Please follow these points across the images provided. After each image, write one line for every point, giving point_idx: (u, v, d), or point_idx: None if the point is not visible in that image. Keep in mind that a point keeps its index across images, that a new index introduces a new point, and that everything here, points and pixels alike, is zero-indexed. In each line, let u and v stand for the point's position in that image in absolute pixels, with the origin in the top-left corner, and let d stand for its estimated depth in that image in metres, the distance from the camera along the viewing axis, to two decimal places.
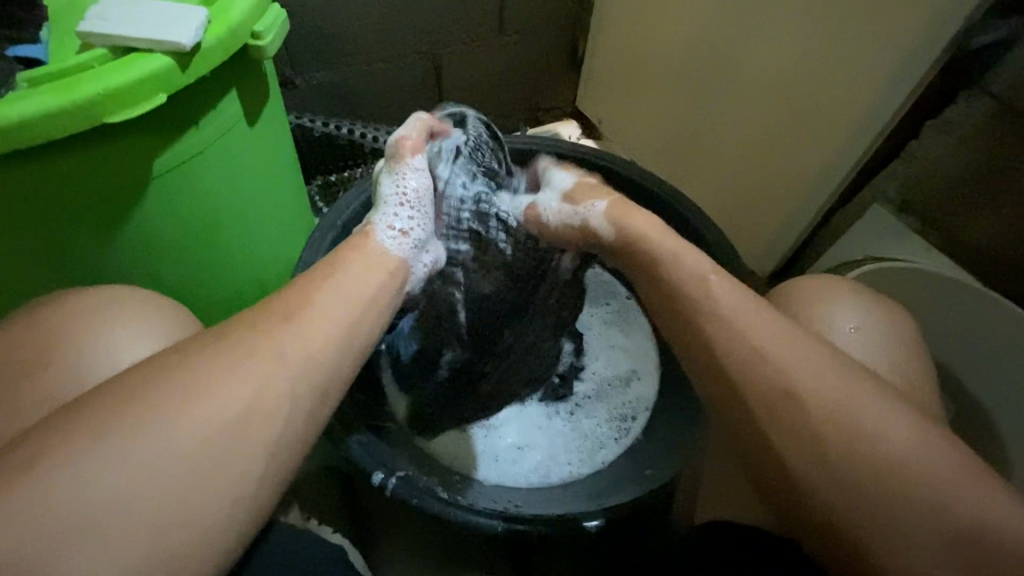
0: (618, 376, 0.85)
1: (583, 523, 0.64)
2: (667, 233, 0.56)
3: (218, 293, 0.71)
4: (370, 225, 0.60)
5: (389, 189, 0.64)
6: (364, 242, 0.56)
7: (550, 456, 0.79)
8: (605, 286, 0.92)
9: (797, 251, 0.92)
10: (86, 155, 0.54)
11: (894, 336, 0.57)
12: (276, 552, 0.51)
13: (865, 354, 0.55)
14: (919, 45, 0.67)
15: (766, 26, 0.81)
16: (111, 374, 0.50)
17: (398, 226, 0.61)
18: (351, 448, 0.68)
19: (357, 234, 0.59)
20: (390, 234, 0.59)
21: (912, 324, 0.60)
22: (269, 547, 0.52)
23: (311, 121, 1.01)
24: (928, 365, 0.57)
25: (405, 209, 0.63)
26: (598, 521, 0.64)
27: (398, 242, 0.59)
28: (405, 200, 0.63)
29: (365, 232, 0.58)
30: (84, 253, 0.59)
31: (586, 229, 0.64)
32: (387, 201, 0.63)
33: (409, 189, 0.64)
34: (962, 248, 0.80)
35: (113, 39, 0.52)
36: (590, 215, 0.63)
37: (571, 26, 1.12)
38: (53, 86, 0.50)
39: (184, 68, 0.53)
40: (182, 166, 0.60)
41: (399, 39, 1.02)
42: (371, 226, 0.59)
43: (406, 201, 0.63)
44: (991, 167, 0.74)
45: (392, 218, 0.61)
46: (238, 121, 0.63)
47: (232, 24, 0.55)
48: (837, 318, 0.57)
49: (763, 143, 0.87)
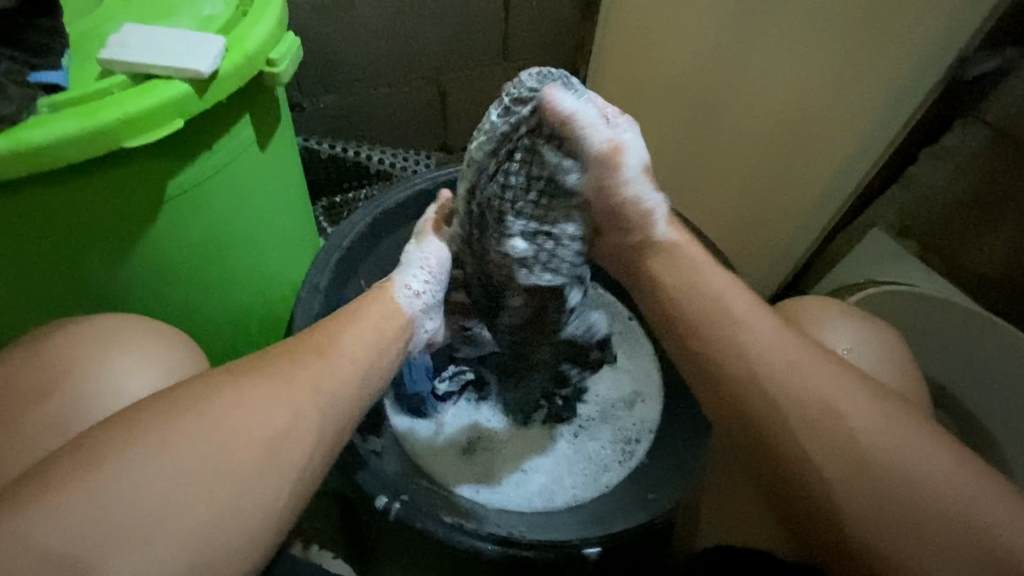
0: (622, 398, 0.85)
1: (582, 551, 0.63)
2: (676, 256, 0.57)
3: (227, 315, 0.71)
4: (388, 280, 0.62)
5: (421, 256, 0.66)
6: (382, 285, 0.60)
7: (553, 479, 0.79)
8: (607, 307, 0.92)
9: (795, 273, 0.94)
10: (101, 181, 0.55)
11: (896, 354, 0.58)
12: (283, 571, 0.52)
13: (869, 372, 0.56)
14: (913, 77, 0.70)
15: (765, 54, 0.83)
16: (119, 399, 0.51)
17: (412, 285, 0.63)
18: (356, 471, 0.68)
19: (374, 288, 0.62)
20: (406, 294, 0.61)
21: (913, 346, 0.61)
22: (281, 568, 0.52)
23: (318, 143, 1.03)
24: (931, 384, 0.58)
25: (422, 272, 0.65)
26: (596, 549, 0.64)
27: (413, 304, 0.61)
28: (426, 268, 0.65)
29: (383, 286, 0.61)
30: (96, 278, 0.60)
31: (643, 228, 0.58)
32: (408, 262, 0.65)
33: (430, 259, 0.66)
34: (958, 271, 0.81)
35: (133, 66, 0.53)
36: (657, 213, 0.58)
37: (574, 52, 1.15)
38: (73, 112, 0.51)
39: (202, 94, 0.54)
40: (193, 191, 0.60)
41: (406, 64, 1.05)
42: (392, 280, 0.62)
43: (425, 267, 0.65)
44: (987, 192, 0.75)
45: (408, 278, 0.63)
46: (250, 145, 0.64)
47: (249, 51, 0.57)
48: (839, 336, 0.58)
49: (761, 169, 0.89)
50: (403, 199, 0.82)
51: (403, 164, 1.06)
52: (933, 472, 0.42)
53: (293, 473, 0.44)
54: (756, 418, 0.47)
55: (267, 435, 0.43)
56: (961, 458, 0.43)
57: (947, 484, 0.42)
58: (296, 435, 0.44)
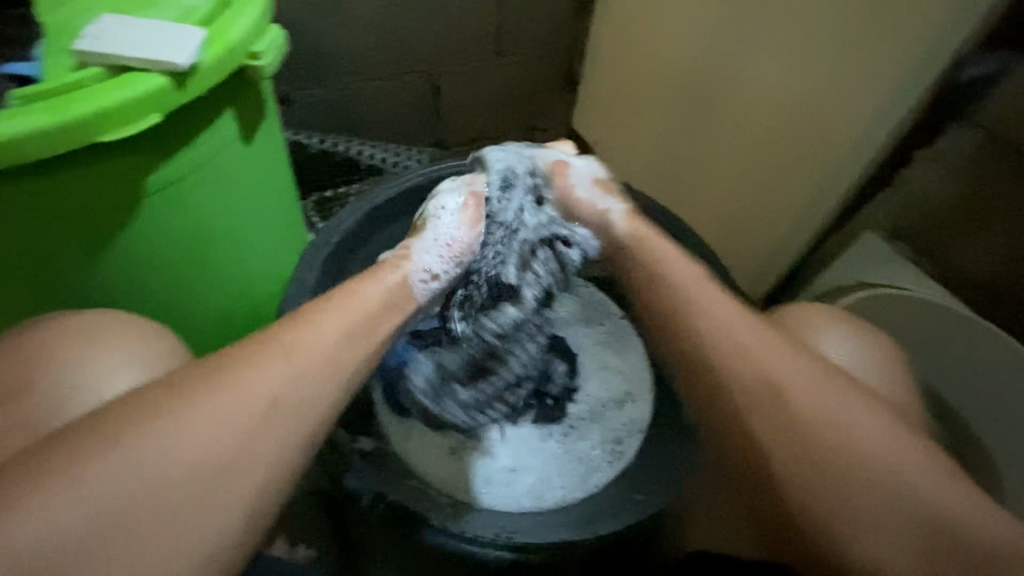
0: (612, 398, 0.84)
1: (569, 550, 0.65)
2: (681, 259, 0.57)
3: (210, 311, 0.70)
4: (407, 258, 0.64)
5: (429, 253, 0.66)
6: (393, 270, 0.61)
7: (542, 479, 0.77)
8: (599, 305, 0.91)
9: (789, 275, 0.93)
10: (76, 176, 0.53)
11: (886, 359, 0.58)
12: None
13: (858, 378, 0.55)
14: (906, 79, 0.69)
15: (761, 52, 0.82)
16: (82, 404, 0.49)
17: (430, 267, 0.65)
18: (341, 473, 0.68)
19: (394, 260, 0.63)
20: (422, 278, 0.63)
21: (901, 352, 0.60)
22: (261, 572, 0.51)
23: (307, 138, 1.02)
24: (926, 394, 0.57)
25: (442, 254, 0.67)
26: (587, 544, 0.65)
27: (427, 289, 0.63)
28: (446, 248, 0.68)
29: (398, 266, 0.62)
30: (73, 274, 0.59)
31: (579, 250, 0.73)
32: (433, 239, 0.67)
33: (452, 241, 0.68)
34: (950, 274, 0.80)
35: (109, 57, 0.52)
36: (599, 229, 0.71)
37: (568, 48, 1.14)
38: (46, 104, 0.49)
39: (181, 87, 0.52)
40: (174, 185, 0.59)
41: (398, 59, 1.03)
42: (408, 267, 0.62)
43: (445, 249, 0.67)
44: (981, 195, 0.75)
45: (427, 259, 0.65)
46: (234, 139, 0.62)
47: (231, 44, 0.55)
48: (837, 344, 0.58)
49: (753, 170, 0.89)
50: (394, 196, 0.81)
51: (394, 160, 1.05)
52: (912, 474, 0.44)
53: (270, 478, 0.43)
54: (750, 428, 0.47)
55: (243, 439, 0.42)
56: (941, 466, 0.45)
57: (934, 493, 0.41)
58: (272, 438, 0.43)
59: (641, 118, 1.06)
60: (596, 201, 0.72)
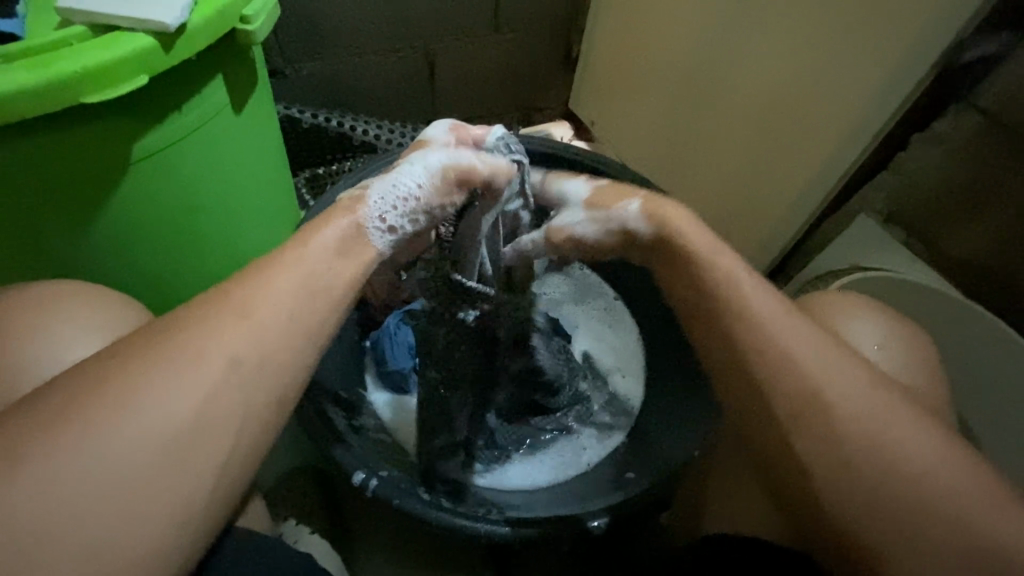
0: (599, 370, 0.84)
1: (585, 524, 0.64)
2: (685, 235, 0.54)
3: (201, 283, 0.69)
4: (361, 200, 0.49)
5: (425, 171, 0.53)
6: (345, 212, 0.48)
7: (533, 460, 0.78)
8: (592, 286, 0.89)
9: (783, 259, 0.92)
10: (61, 139, 0.52)
11: (898, 347, 0.56)
12: (246, 559, 0.51)
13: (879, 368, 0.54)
14: (910, 58, 0.68)
15: (759, 30, 0.81)
16: (58, 365, 0.47)
17: (388, 216, 0.50)
18: (330, 447, 0.67)
19: (350, 197, 0.50)
20: (377, 227, 0.49)
21: (917, 335, 0.59)
22: (238, 553, 0.51)
23: (300, 111, 0.99)
24: (932, 379, 0.56)
25: (407, 202, 0.50)
26: (600, 522, 0.64)
27: (383, 241, 0.50)
28: (415, 202, 0.51)
29: (354, 205, 0.49)
30: (60, 241, 0.58)
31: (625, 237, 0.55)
32: (395, 183, 0.50)
33: (423, 190, 0.51)
34: (945, 260, 0.80)
35: (93, 16, 0.50)
36: (626, 219, 0.54)
37: (566, 27, 1.12)
38: (30, 62, 0.48)
39: (169, 49, 0.51)
40: (163, 153, 0.58)
41: (392, 32, 1.01)
42: (363, 205, 0.49)
43: (412, 198, 0.51)
44: (979, 180, 0.74)
45: (384, 204, 0.50)
46: (225, 107, 0.61)
47: (220, 5, 0.53)
48: (845, 323, 0.57)
49: (751, 154, 0.88)
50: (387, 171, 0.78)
51: (389, 137, 1.00)
52: (932, 466, 0.42)
53: None
54: (750, 397, 0.46)
55: None
56: (962, 456, 0.42)
57: (937, 470, 0.42)
58: None
59: (640, 97, 1.04)
60: (604, 221, 0.56)
